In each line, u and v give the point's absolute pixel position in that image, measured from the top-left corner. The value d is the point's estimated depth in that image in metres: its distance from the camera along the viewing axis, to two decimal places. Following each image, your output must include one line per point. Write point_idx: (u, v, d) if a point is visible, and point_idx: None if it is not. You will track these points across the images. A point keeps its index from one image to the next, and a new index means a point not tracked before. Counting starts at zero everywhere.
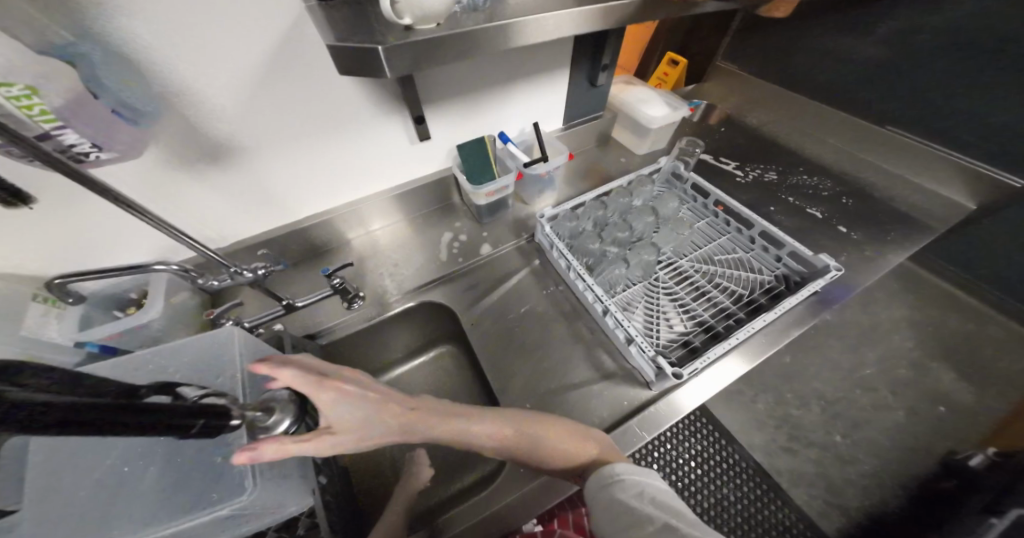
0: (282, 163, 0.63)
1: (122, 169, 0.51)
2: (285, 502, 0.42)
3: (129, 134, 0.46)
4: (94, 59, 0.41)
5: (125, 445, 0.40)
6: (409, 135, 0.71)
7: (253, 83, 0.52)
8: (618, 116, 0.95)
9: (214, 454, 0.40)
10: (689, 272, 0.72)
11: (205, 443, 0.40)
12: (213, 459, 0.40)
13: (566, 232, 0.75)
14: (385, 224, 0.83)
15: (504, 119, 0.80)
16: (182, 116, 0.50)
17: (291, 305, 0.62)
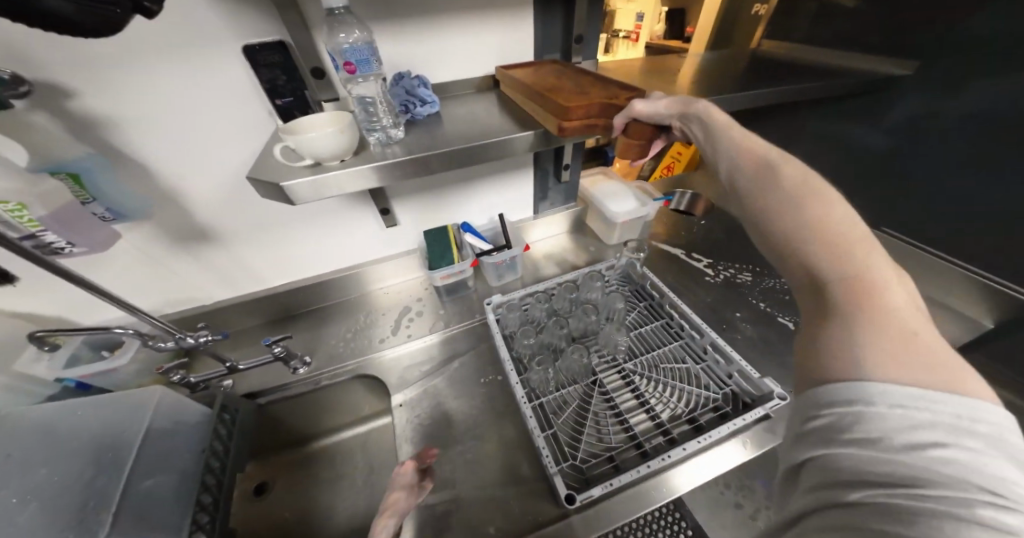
0: (256, 243, 0.73)
1: (116, 246, 0.63)
2: None
3: (99, 232, 0.59)
4: (95, 173, 0.55)
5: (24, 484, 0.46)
6: (377, 221, 0.80)
7: (231, 185, 0.64)
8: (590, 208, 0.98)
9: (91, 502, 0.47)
10: (632, 379, 0.68)
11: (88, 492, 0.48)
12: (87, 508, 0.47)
13: (511, 322, 0.75)
14: (387, 284, 0.90)
15: (470, 210, 0.87)
16: (166, 209, 0.63)
17: (234, 368, 0.67)
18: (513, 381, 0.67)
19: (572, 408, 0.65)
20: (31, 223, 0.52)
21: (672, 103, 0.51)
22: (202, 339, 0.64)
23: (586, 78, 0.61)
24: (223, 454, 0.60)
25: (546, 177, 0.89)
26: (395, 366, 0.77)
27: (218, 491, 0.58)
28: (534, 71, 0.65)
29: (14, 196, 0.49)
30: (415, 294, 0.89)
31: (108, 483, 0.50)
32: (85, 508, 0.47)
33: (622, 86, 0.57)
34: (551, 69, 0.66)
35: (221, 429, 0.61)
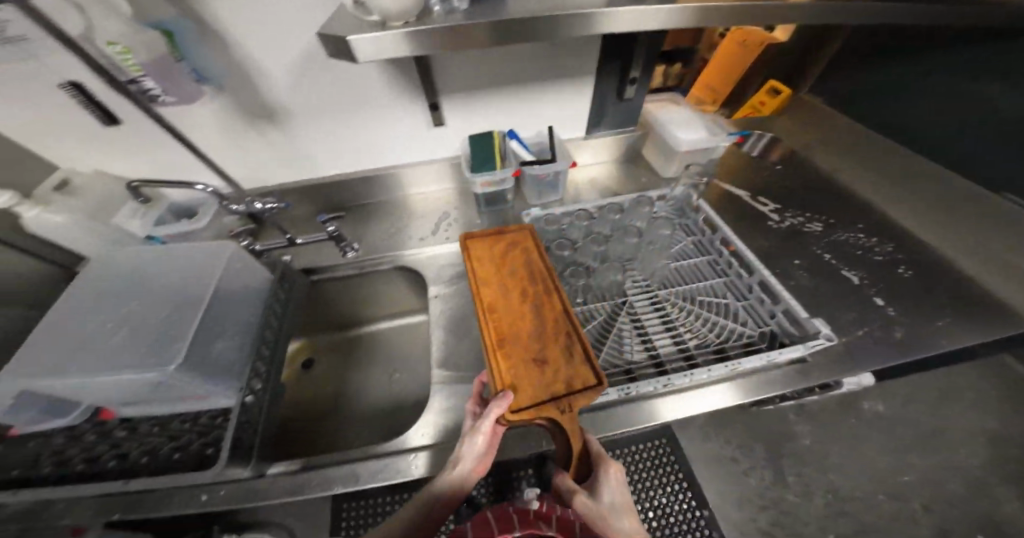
0: (316, 128, 0.76)
1: (192, 114, 0.67)
2: (214, 393, 0.52)
3: (190, 88, 0.62)
4: (181, 35, 0.57)
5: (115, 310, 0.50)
6: (425, 119, 0.79)
7: (297, 62, 0.64)
8: (650, 135, 0.89)
9: (164, 335, 0.49)
10: (664, 304, 0.67)
11: (162, 325, 0.50)
12: (163, 336, 0.49)
13: (547, 237, 0.74)
14: (424, 190, 0.91)
15: (520, 119, 0.82)
16: (236, 81, 0.65)
17: (293, 241, 0.77)
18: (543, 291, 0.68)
19: (596, 323, 0.65)
20: (134, 69, 0.53)
21: (621, 510, 0.44)
22: (269, 208, 0.70)
23: (549, 308, 0.58)
24: (279, 319, 0.63)
25: (608, 92, 0.80)
26: (430, 263, 0.81)
27: (274, 350, 0.61)
28: (501, 265, 0.63)
29: (121, 40, 0.51)
30: (451, 203, 0.90)
31: (189, 318, 0.51)
32: (167, 339, 0.48)
33: (580, 358, 0.53)
34: (524, 261, 0.63)
35: (279, 294, 0.66)
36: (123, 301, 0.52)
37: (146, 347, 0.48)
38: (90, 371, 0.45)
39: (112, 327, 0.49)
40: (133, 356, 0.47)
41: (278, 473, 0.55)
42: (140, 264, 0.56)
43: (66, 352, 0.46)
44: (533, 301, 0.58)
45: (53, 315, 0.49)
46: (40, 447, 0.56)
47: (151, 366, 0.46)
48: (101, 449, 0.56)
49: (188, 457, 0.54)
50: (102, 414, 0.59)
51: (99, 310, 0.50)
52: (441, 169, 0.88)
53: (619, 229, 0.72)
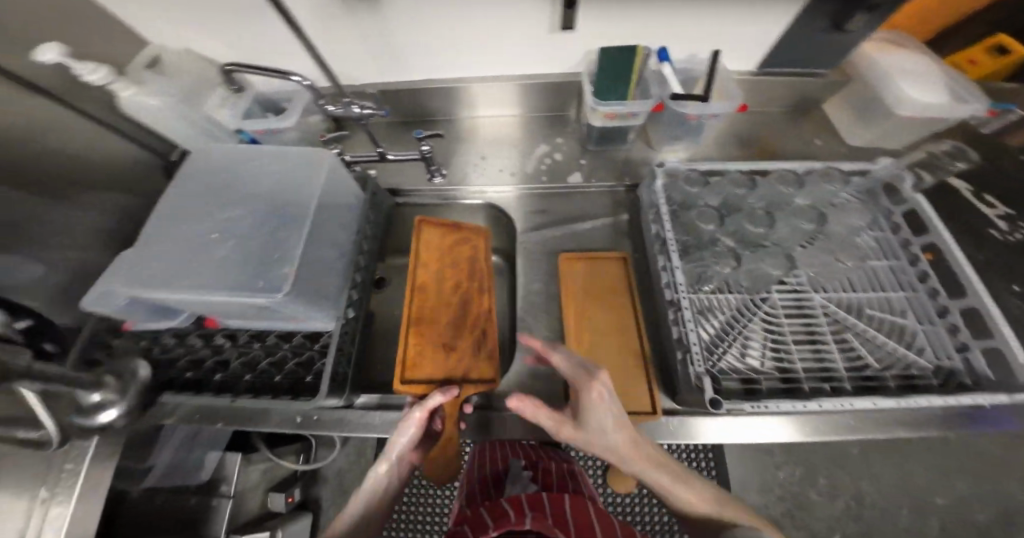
0: (418, 17, 0.60)
1: None
2: (313, 316, 0.50)
3: None
4: None
5: (222, 218, 0.46)
6: (552, 19, 0.60)
7: None
8: (848, 85, 0.62)
9: (271, 254, 0.45)
10: (813, 309, 0.54)
11: (265, 242, 0.45)
12: (269, 256, 0.45)
13: (678, 198, 0.57)
14: (492, 113, 0.78)
15: (678, 34, 0.59)
16: None
17: (384, 155, 0.66)
18: (656, 266, 0.57)
19: (722, 318, 0.53)
20: None
21: None
22: (366, 116, 0.60)
23: (477, 300, 0.57)
24: (369, 252, 0.61)
25: (820, 21, 0.53)
26: (521, 206, 0.71)
27: (362, 287, 0.59)
28: (442, 254, 0.60)
29: None
30: (552, 135, 0.76)
31: (288, 236, 0.46)
32: (272, 261, 0.44)
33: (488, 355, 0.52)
34: (468, 257, 0.61)
35: (370, 228, 0.62)
36: (223, 208, 0.47)
37: (253, 266, 0.44)
38: (199, 286, 0.42)
39: (219, 238, 0.45)
40: (241, 275, 0.43)
41: (366, 407, 0.57)
42: (235, 171, 0.50)
43: (177, 259, 0.44)
44: (600, 308, 0.58)
45: (156, 220, 0.46)
46: (150, 345, 0.58)
47: (259, 289, 0.42)
48: (206, 354, 0.59)
49: (288, 377, 0.57)
50: (206, 321, 0.59)
51: (204, 217, 0.46)
52: (524, 89, 0.73)
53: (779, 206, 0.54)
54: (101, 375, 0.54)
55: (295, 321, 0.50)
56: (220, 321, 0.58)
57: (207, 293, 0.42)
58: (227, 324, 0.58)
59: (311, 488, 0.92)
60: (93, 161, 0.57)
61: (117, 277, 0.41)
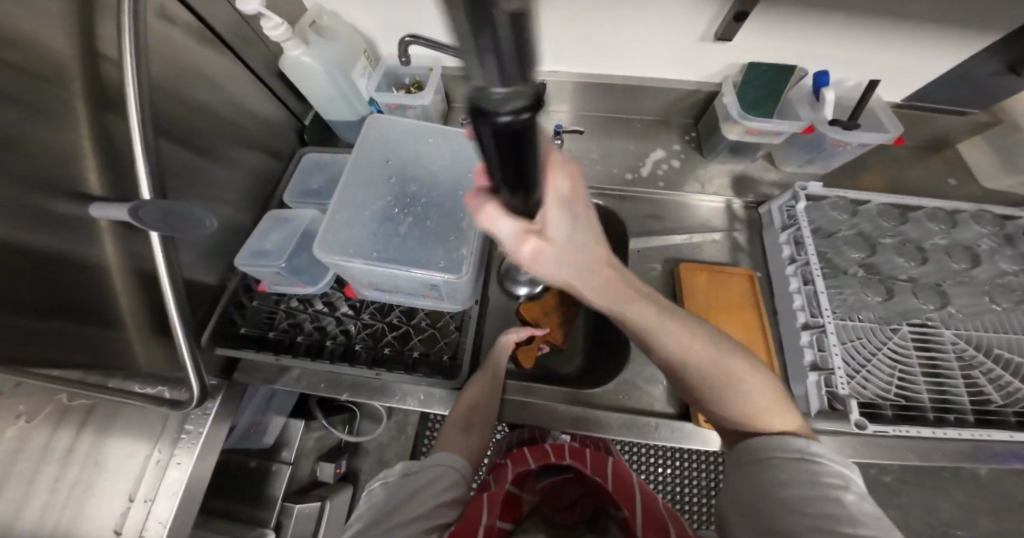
0: (584, 7, 0.60)
1: None
2: (461, 296, 0.51)
3: None
4: None
5: (399, 194, 0.48)
6: (710, 27, 0.60)
7: None
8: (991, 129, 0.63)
9: (449, 235, 0.46)
10: (940, 342, 0.55)
11: (441, 223, 0.47)
12: (446, 237, 0.46)
13: (814, 221, 0.58)
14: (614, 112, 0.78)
15: (840, 61, 0.59)
16: None
17: None
18: (784, 286, 0.59)
19: (854, 343, 0.54)
20: None
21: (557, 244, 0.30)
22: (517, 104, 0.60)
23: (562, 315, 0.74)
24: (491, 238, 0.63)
25: (991, 64, 0.55)
26: (634, 208, 0.71)
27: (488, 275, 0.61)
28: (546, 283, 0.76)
29: None
30: (668, 141, 0.76)
31: (462, 220, 0.47)
32: (449, 242, 0.45)
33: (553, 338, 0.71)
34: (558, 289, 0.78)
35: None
36: (399, 185, 0.48)
37: (433, 244, 0.45)
38: (385, 257, 0.43)
39: (398, 214, 0.46)
40: (424, 253, 0.45)
41: None
42: (397, 146, 0.51)
43: (361, 229, 0.45)
44: (725, 322, 0.59)
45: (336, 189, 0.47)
46: (277, 308, 0.60)
47: (441, 269, 0.44)
48: (328, 323, 0.61)
49: (412, 354, 0.59)
50: (341, 290, 0.61)
51: (381, 193, 0.47)
52: (656, 94, 0.73)
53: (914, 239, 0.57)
54: (238, 334, 0.57)
55: (446, 298, 0.51)
56: (355, 293, 0.60)
57: (397, 267, 0.43)
58: (361, 295, 0.60)
59: (353, 460, 0.94)
60: (247, 121, 0.59)
61: (317, 240, 0.43)
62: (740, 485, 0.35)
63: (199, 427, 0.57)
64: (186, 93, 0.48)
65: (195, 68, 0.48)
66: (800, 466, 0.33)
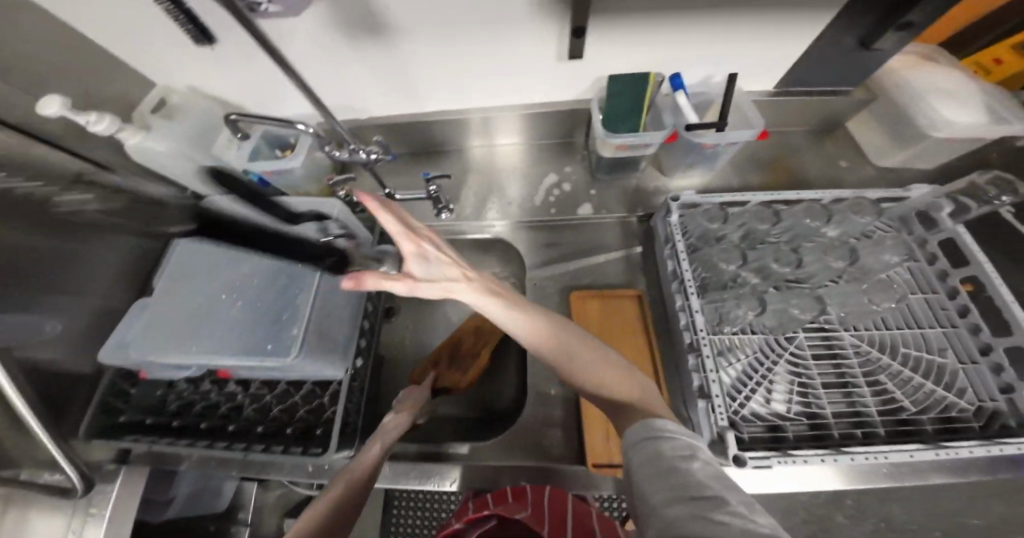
0: (429, 50, 0.59)
1: (298, 31, 0.54)
2: (319, 368, 0.50)
3: None
4: None
5: (228, 279, 0.48)
6: (560, 47, 0.57)
7: None
8: (873, 104, 0.61)
9: (279, 314, 0.46)
10: (843, 348, 0.51)
11: (271, 304, 0.47)
12: (277, 318, 0.46)
13: (696, 231, 0.55)
14: (505, 140, 0.76)
15: (699, 58, 0.57)
16: None
17: (391, 197, 0.64)
18: (673, 305, 0.55)
19: (744, 361, 0.50)
20: None
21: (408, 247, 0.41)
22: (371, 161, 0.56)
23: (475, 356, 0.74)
24: (375, 296, 0.62)
25: (847, 39, 0.52)
26: (528, 239, 0.68)
27: (370, 336, 0.59)
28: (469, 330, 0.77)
29: None
30: (560, 162, 0.73)
31: (295, 298, 0.47)
32: (280, 322, 0.46)
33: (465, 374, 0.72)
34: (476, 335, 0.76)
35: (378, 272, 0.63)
36: (228, 269, 0.49)
37: (263, 328, 0.46)
38: (210, 350, 0.44)
39: (227, 300, 0.47)
40: (253, 339, 0.45)
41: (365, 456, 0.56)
42: (239, 226, 0.51)
43: (189, 324, 0.46)
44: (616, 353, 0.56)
45: (177, 282, 0.48)
46: (165, 393, 0.61)
47: (267, 352, 0.44)
48: (217, 400, 0.61)
49: (296, 428, 0.58)
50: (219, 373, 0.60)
51: (210, 280, 0.48)
52: (538, 118, 0.70)
53: (795, 235, 0.53)
54: (117, 424, 0.58)
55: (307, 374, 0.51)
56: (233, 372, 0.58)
57: (218, 358, 0.44)
58: (239, 374, 0.59)
59: None
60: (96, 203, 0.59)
61: (139, 345, 0.45)
62: (630, 466, 0.31)
63: (104, 508, 0.55)
64: (13, 190, 0.47)
65: (26, 167, 0.49)
66: (657, 445, 0.30)
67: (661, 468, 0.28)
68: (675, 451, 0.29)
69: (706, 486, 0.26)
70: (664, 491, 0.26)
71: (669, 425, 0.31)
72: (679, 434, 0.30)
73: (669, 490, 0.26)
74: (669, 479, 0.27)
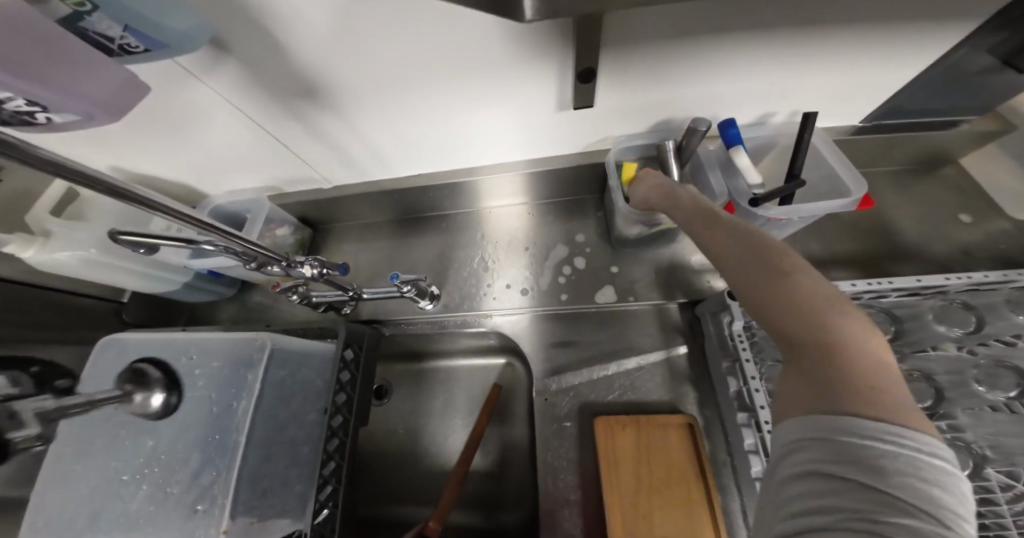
0: (390, 116, 0.45)
1: (219, 107, 0.43)
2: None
3: None
4: None
5: (131, 452, 0.38)
6: (564, 97, 0.43)
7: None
8: (997, 134, 0.46)
9: (195, 501, 0.35)
10: (985, 486, 0.32)
11: (187, 484, 0.36)
12: (192, 506, 0.35)
13: (766, 337, 0.40)
14: (502, 202, 0.62)
15: (755, 94, 0.42)
16: (272, 46, 0.35)
17: (358, 296, 0.50)
18: (738, 441, 0.39)
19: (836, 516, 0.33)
20: None
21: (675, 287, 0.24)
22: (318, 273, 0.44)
23: None
24: (343, 428, 0.45)
25: (979, 56, 0.37)
26: (537, 332, 0.54)
27: (337, 480, 0.43)
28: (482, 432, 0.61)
29: None
30: (570, 228, 0.59)
31: (216, 477, 0.36)
32: (195, 516, 0.35)
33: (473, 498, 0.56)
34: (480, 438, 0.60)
35: (342, 395, 0.47)
36: (137, 437, 0.38)
37: (175, 523, 0.35)
38: None
39: (131, 482, 0.37)
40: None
41: None
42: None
43: (87, 516, 0.36)
44: (662, 500, 0.41)
45: (76, 461, 0.38)
46: None
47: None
48: None
49: None
50: None
51: (112, 454, 0.38)
52: (541, 177, 0.56)
53: (912, 343, 0.39)
54: None
55: None
56: None
57: None
58: None
59: None
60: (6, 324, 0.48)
61: None
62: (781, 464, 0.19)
63: None
64: None
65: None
66: (851, 451, 0.16)
67: (836, 488, 0.16)
68: (869, 453, 0.16)
69: (888, 510, 0.15)
70: (795, 480, 0.18)
71: (883, 424, 0.16)
72: (907, 449, 0.16)
73: (814, 473, 0.17)
74: (823, 461, 0.17)
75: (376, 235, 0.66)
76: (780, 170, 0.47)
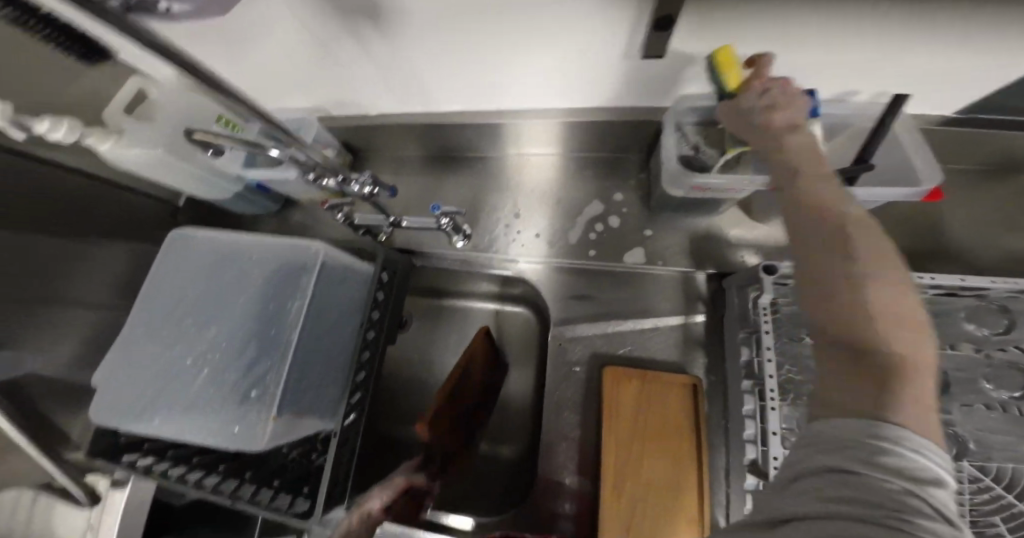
0: (448, 45, 0.44)
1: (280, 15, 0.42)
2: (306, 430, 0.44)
3: None
4: None
5: (194, 340, 0.43)
6: (631, 43, 0.40)
7: None
8: None
9: (249, 387, 0.40)
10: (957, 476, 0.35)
11: (242, 371, 0.41)
12: (246, 390, 0.40)
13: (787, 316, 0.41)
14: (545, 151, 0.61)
15: (841, 63, 0.38)
16: None
17: (397, 224, 0.53)
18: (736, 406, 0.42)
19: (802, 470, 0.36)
20: None
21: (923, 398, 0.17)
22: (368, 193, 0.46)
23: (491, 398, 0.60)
24: (374, 343, 0.50)
25: None
26: (559, 283, 0.56)
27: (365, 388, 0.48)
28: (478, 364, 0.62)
29: None
30: (608, 186, 0.59)
31: (269, 369, 0.41)
32: (248, 401, 0.40)
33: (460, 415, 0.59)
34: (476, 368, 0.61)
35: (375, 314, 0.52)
36: (201, 324, 0.44)
37: (233, 402, 0.40)
38: (179, 422, 0.40)
39: (194, 364, 0.42)
40: (223, 414, 0.40)
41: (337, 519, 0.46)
42: (218, 276, 0.45)
43: (158, 384, 0.42)
44: (653, 449, 0.45)
45: (146, 339, 0.44)
46: None
47: (234, 437, 0.38)
48: None
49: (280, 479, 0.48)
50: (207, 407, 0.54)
51: (179, 337, 0.43)
52: (588, 129, 0.54)
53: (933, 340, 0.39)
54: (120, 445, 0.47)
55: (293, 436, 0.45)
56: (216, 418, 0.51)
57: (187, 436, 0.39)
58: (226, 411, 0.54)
59: None
60: (82, 212, 0.54)
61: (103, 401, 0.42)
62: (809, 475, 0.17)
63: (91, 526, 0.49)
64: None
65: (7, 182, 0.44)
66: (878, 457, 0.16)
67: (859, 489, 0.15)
68: (897, 462, 0.15)
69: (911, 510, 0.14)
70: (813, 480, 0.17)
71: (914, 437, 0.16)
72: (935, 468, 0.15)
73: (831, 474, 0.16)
74: (849, 461, 0.16)
75: (414, 169, 0.67)
76: (844, 150, 0.45)
